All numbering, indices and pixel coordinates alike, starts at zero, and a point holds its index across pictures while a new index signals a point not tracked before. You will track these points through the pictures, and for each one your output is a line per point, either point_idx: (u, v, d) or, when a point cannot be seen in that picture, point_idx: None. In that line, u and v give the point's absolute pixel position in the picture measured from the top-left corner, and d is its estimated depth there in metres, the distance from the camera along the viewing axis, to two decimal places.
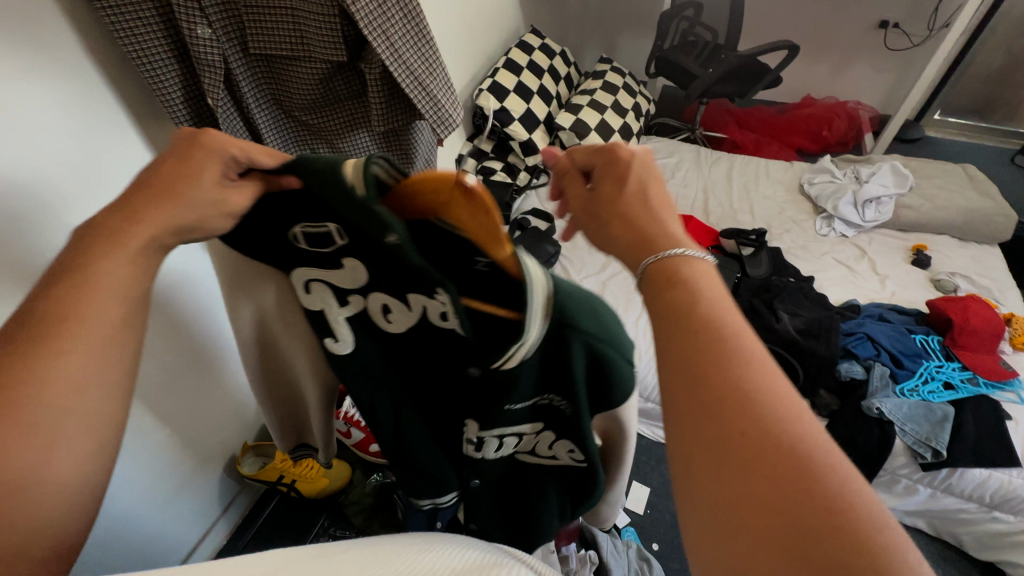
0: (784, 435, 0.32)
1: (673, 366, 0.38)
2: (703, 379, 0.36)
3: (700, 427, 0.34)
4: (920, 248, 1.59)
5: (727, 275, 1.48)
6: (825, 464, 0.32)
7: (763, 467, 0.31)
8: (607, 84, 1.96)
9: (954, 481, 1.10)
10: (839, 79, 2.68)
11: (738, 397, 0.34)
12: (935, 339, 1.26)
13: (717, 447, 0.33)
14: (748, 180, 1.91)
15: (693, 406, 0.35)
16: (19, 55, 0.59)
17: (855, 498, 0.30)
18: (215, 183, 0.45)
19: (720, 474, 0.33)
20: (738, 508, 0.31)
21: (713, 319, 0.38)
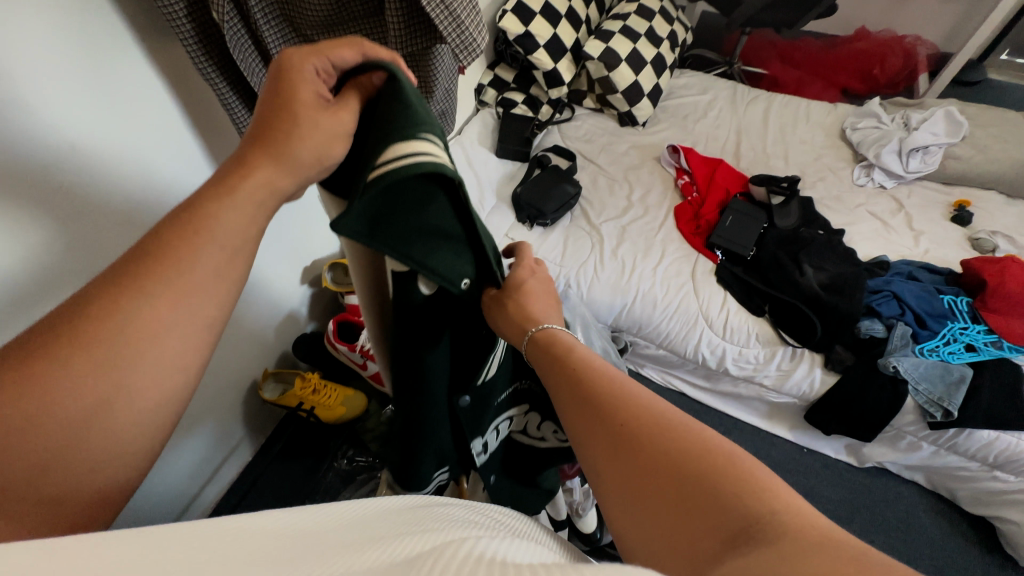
0: (667, 434, 0.39)
1: (581, 413, 0.44)
2: (602, 416, 0.43)
3: (606, 464, 0.40)
4: (963, 204, 1.50)
5: (753, 225, 1.42)
6: (703, 438, 0.38)
7: (658, 468, 0.37)
8: (642, 8, 1.79)
9: (960, 441, 1.11)
10: (899, 10, 2.41)
11: (625, 413, 0.41)
12: (963, 300, 1.22)
13: (620, 458, 0.39)
14: (786, 123, 1.78)
15: (598, 437, 0.42)
16: None
17: (734, 462, 0.36)
18: (320, 109, 0.44)
19: (635, 492, 0.37)
20: (651, 514, 0.36)
21: (596, 367, 0.47)
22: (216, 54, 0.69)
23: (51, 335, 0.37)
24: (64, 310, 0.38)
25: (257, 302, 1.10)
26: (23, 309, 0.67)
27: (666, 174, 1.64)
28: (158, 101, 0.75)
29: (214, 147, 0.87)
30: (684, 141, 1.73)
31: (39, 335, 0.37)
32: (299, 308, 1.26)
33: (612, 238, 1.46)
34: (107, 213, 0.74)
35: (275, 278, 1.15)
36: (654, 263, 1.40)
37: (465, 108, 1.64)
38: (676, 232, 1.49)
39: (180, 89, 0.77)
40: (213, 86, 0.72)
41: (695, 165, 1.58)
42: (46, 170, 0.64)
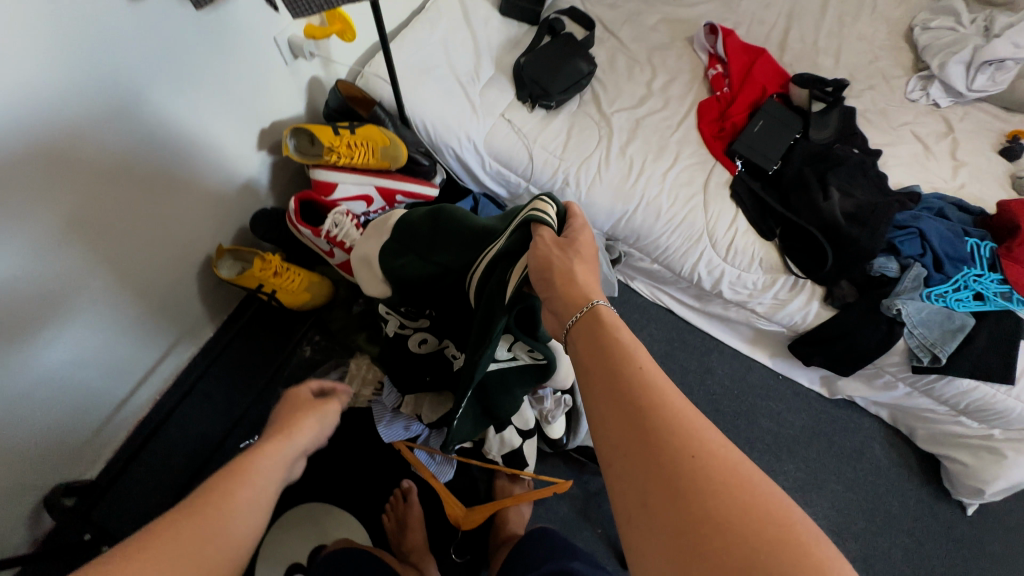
0: (702, 451, 0.44)
1: (612, 403, 0.51)
2: (638, 418, 0.48)
3: (632, 457, 0.46)
4: (1018, 134, 1.33)
5: (785, 133, 1.24)
6: (738, 467, 0.44)
7: (685, 479, 0.43)
8: None
9: (937, 386, 1.10)
10: None
11: (671, 429, 0.46)
12: (987, 246, 1.13)
13: (659, 470, 0.44)
14: (848, 10, 1.50)
15: (639, 445, 0.46)
16: None
17: (754, 497, 0.41)
18: (310, 401, 0.64)
19: (657, 495, 0.43)
20: (665, 517, 0.42)
21: (644, 377, 0.51)
22: None
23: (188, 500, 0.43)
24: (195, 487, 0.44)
25: (200, 170, 0.97)
26: (64, 243, 0.80)
27: (696, 61, 1.40)
28: None
29: None
30: (724, 20, 1.45)
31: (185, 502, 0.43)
32: (256, 178, 1.12)
33: (622, 132, 1.28)
34: (118, 148, 0.81)
35: (223, 138, 0.99)
36: (665, 167, 1.25)
37: None
38: (694, 133, 1.30)
39: None
40: None
41: (733, 52, 1.33)
42: (60, 118, 0.72)
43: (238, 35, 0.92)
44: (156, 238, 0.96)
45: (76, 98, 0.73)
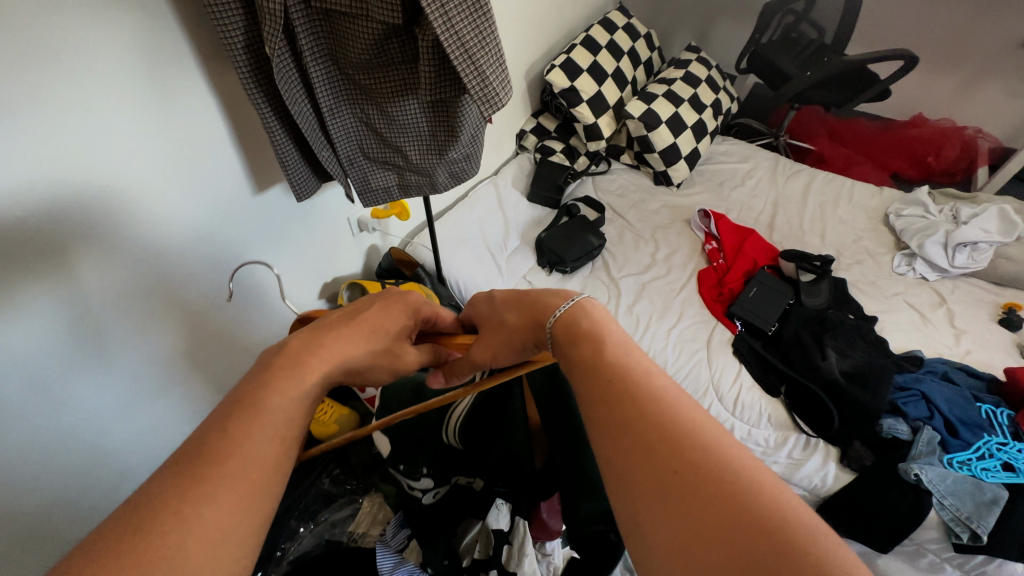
0: (689, 457, 0.36)
1: (592, 409, 0.43)
2: (614, 421, 0.40)
3: (628, 475, 0.38)
4: (1013, 307, 1.40)
5: (778, 300, 1.37)
6: (745, 480, 0.35)
7: (676, 479, 0.35)
8: (689, 75, 1.85)
9: (990, 570, 0.99)
10: (961, 102, 2.35)
11: (664, 442, 0.37)
12: (1003, 412, 1.13)
13: (653, 491, 0.36)
14: (826, 200, 1.74)
15: (620, 456, 0.39)
16: (147, 134, 0.77)
17: (756, 485, 0.34)
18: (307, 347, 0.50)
19: (654, 505, 0.35)
20: (660, 542, 0.34)
21: (627, 378, 0.43)
22: (264, 83, 0.76)
23: (172, 476, 0.38)
24: (188, 450, 0.40)
25: (262, 317, 1.13)
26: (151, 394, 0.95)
27: (694, 238, 1.62)
28: (210, 120, 0.83)
29: (255, 163, 0.94)
30: (717, 206, 1.72)
31: (159, 481, 0.38)
32: None
33: (630, 294, 1.45)
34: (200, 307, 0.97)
35: (296, 291, 1.19)
36: (670, 325, 1.38)
37: (505, 151, 1.72)
38: (695, 296, 1.46)
39: (232, 108, 0.85)
40: (257, 108, 0.78)
41: (726, 232, 1.56)
42: (168, 289, 0.90)
43: (322, 212, 1.15)
44: (212, 377, 1.06)
45: (191, 272, 0.92)
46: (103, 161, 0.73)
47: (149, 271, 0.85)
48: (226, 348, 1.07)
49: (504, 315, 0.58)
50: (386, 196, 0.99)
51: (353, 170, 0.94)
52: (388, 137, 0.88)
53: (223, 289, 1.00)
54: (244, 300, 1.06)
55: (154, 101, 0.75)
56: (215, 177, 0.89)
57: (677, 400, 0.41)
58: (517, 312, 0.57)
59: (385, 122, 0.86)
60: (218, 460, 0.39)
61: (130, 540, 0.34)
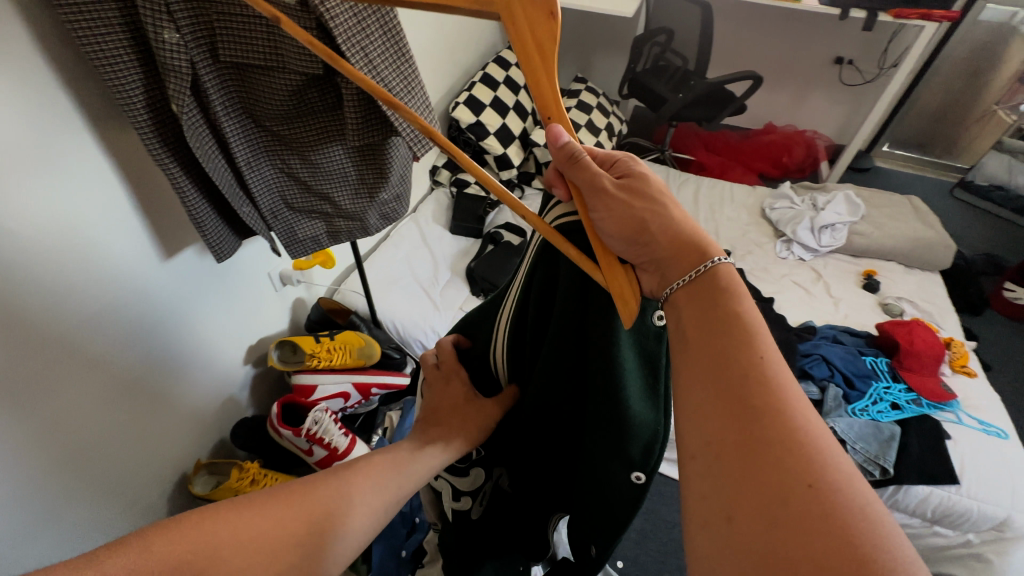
0: (816, 474, 0.38)
1: (706, 382, 0.45)
2: (746, 409, 0.42)
3: (736, 464, 0.40)
4: (870, 273, 1.68)
5: None
6: (859, 506, 0.36)
7: (773, 474, 0.38)
8: (582, 103, 2.01)
9: (900, 498, 1.15)
10: (798, 110, 2.80)
11: (788, 449, 0.39)
12: (883, 361, 1.34)
13: (757, 489, 0.38)
14: (714, 203, 1.97)
15: (734, 446, 0.41)
16: (35, 211, 0.68)
17: (857, 511, 0.36)
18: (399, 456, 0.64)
19: (739, 486, 0.39)
20: (752, 535, 0.37)
21: (766, 376, 0.43)
22: (172, 143, 0.72)
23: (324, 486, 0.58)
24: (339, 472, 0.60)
25: (184, 393, 1.02)
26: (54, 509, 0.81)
27: None
28: (110, 189, 0.76)
29: (163, 229, 0.87)
30: None
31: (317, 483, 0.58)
32: (242, 389, 1.19)
33: None
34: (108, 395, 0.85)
35: (219, 359, 1.09)
36: None
37: (422, 187, 1.74)
38: None
39: (133, 171, 0.79)
40: (164, 169, 0.73)
41: None
42: (69, 382, 0.78)
43: (242, 270, 1.08)
44: (129, 472, 0.93)
45: (96, 357, 0.81)
46: None
47: (45, 365, 0.74)
48: (145, 435, 0.95)
49: (670, 209, 0.50)
50: (315, 245, 0.96)
51: (277, 223, 0.90)
52: (314, 185, 0.87)
53: (135, 370, 0.89)
54: (161, 377, 0.95)
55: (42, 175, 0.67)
56: (120, 249, 0.80)
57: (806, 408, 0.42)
58: (679, 218, 0.50)
59: (309, 170, 0.84)
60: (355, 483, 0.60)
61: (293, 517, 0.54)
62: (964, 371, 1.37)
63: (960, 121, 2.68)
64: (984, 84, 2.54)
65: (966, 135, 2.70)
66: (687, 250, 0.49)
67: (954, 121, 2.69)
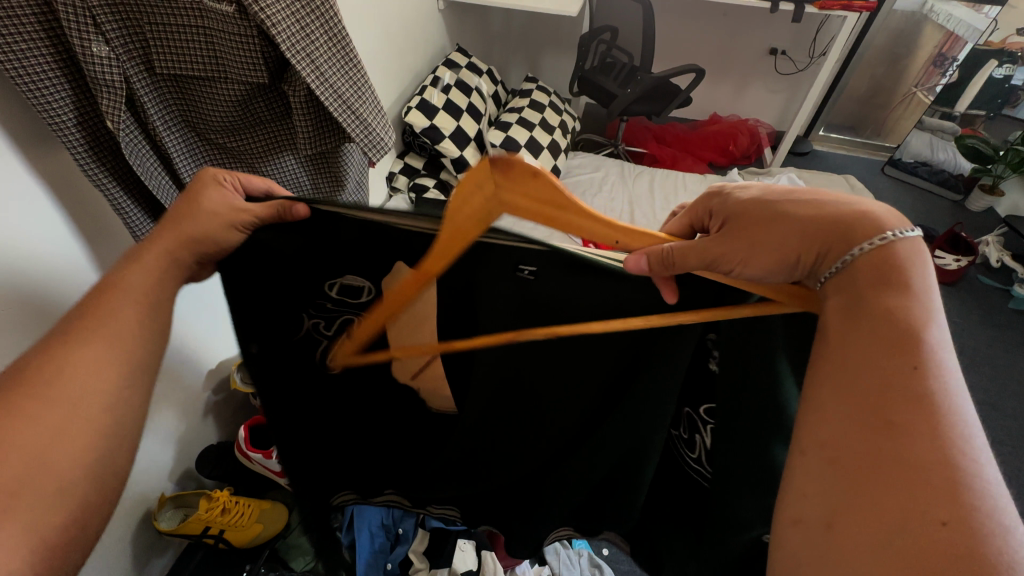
0: (958, 512, 0.33)
1: (848, 393, 0.40)
2: (887, 426, 0.37)
3: (862, 481, 0.37)
4: None
5: None
6: (1006, 563, 0.31)
7: (906, 503, 0.35)
8: (534, 102, 2.04)
9: None
10: (740, 100, 2.93)
11: (928, 485, 0.35)
12: None
13: (880, 515, 0.35)
14: (668, 193, 2.03)
15: (863, 461, 0.37)
16: None
17: (1006, 557, 0.32)
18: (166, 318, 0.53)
19: (862, 508, 0.36)
20: (862, 554, 0.35)
21: (918, 394, 0.38)
22: (109, 162, 0.68)
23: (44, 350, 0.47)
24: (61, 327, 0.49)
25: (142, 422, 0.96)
26: None
27: None
28: (45, 217, 0.72)
29: (103, 253, 0.82)
30: None
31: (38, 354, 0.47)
32: (204, 415, 1.13)
33: None
34: None
35: (177, 385, 1.04)
36: None
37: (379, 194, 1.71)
38: None
39: (65, 194, 0.74)
40: (102, 189, 0.69)
41: None
42: None
43: (196, 290, 1.03)
44: None
45: None
46: None
47: None
48: None
49: (786, 209, 0.46)
50: None
51: None
52: None
53: None
54: None
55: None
56: (60, 279, 0.76)
57: (964, 429, 0.36)
58: (803, 210, 0.45)
59: None
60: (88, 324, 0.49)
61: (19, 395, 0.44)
62: None
63: (885, 103, 2.87)
64: (903, 68, 2.74)
65: (892, 116, 2.90)
66: (835, 240, 0.44)
67: (879, 104, 2.89)
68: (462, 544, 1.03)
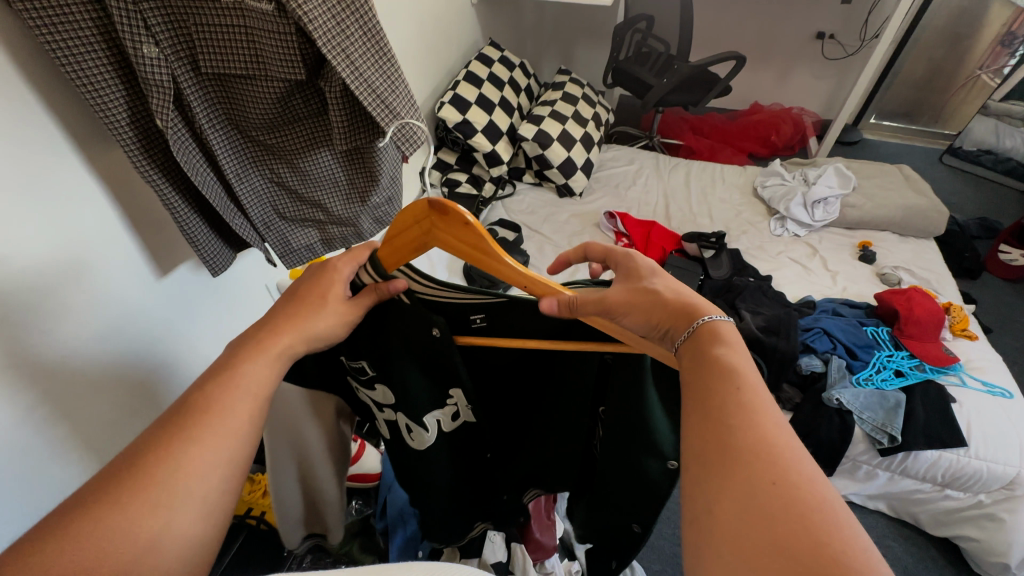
0: (784, 474, 0.36)
1: (699, 403, 0.44)
2: (721, 422, 0.41)
3: (711, 468, 0.39)
4: (866, 244, 1.68)
5: (691, 278, 1.53)
6: (826, 505, 0.35)
7: (751, 493, 0.36)
8: (567, 95, 2.01)
9: (909, 464, 1.17)
10: (783, 87, 2.80)
11: (763, 456, 0.38)
12: (884, 330, 1.35)
13: (730, 491, 0.37)
14: (705, 185, 1.97)
15: (711, 452, 0.40)
16: (33, 235, 0.68)
17: (833, 521, 0.34)
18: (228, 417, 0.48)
19: (717, 501, 0.37)
20: (720, 534, 0.36)
21: (748, 390, 0.42)
22: (159, 158, 0.71)
23: (161, 432, 0.44)
24: (174, 409, 0.46)
25: None
26: None
27: (606, 238, 1.73)
28: (96, 207, 0.75)
29: (157, 247, 0.87)
30: (619, 207, 1.86)
31: (151, 435, 0.44)
32: None
33: None
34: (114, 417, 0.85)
35: None
36: None
37: (413, 189, 1.73)
38: None
39: (119, 190, 0.78)
40: (151, 183, 0.72)
41: (632, 227, 1.69)
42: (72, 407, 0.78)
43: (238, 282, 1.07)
44: None
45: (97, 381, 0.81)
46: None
47: (49, 391, 0.74)
48: None
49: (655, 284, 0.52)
50: (310, 254, 0.96)
51: (271, 233, 0.89)
52: (304, 194, 0.87)
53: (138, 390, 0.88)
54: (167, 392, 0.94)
55: (25, 193, 0.66)
56: (111, 267, 0.80)
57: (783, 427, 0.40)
58: (668, 288, 0.52)
59: (298, 177, 0.84)
60: (208, 415, 0.45)
61: (136, 486, 0.41)
62: (965, 334, 1.38)
63: (946, 87, 2.68)
64: (966, 49, 2.55)
65: (951, 101, 2.71)
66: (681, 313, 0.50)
67: (938, 88, 2.70)
68: (492, 535, 1.01)
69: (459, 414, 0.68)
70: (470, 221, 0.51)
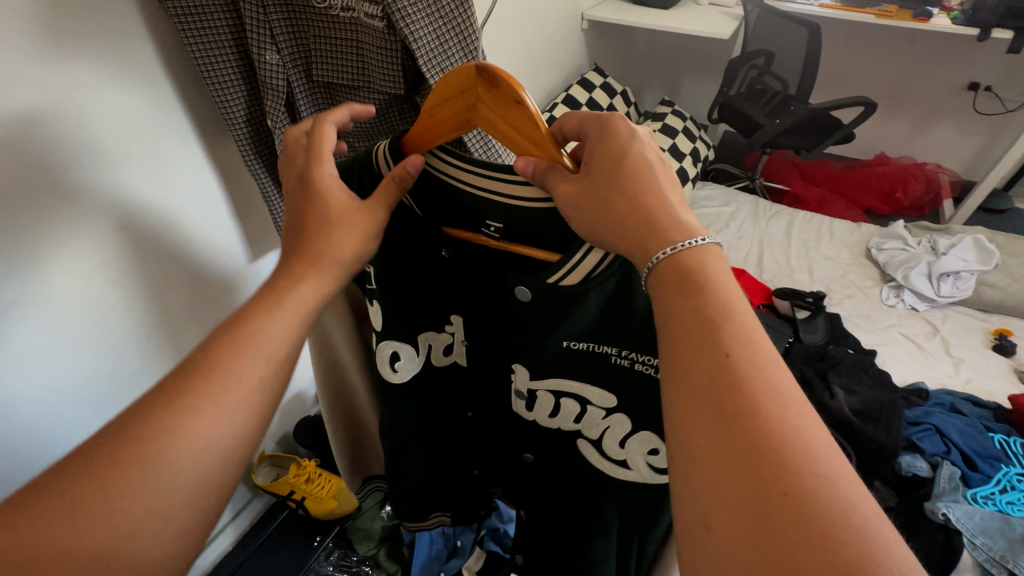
0: (805, 486, 0.27)
1: (689, 382, 0.32)
2: (715, 406, 0.30)
3: (714, 471, 0.29)
4: (1003, 333, 1.43)
5: (779, 338, 1.37)
6: (858, 520, 0.26)
7: (767, 506, 0.27)
8: (667, 126, 1.93)
9: None
10: (918, 140, 2.50)
11: (773, 451, 0.28)
12: (1017, 441, 1.12)
13: (737, 501, 0.28)
14: (809, 238, 1.79)
15: (709, 454, 0.30)
16: (151, 210, 0.75)
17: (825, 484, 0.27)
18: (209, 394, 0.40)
19: (712, 469, 0.29)
20: (731, 562, 0.27)
21: (752, 347, 0.32)
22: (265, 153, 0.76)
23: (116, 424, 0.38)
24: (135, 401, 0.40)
25: None
26: None
27: None
28: (209, 190, 0.83)
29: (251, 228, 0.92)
30: None
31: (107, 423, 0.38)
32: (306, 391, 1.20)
33: None
34: None
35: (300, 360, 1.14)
36: None
37: None
38: None
39: (227, 177, 0.85)
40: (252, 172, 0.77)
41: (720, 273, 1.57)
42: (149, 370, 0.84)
43: None
44: None
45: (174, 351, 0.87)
46: (98, 245, 0.70)
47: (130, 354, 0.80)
48: None
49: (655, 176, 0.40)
50: None
51: None
52: None
53: None
54: None
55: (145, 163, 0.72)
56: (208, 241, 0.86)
57: (775, 368, 0.31)
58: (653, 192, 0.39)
59: None
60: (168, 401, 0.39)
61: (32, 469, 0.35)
62: None
63: None
64: None
65: None
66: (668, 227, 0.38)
67: None
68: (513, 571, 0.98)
69: (453, 349, 0.62)
70: (516, 88, 0.39)
